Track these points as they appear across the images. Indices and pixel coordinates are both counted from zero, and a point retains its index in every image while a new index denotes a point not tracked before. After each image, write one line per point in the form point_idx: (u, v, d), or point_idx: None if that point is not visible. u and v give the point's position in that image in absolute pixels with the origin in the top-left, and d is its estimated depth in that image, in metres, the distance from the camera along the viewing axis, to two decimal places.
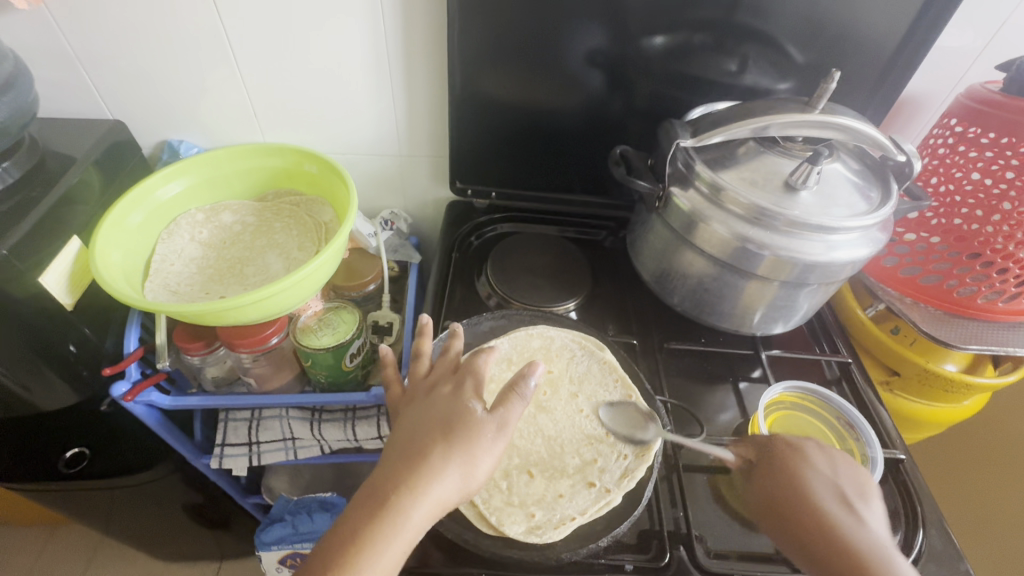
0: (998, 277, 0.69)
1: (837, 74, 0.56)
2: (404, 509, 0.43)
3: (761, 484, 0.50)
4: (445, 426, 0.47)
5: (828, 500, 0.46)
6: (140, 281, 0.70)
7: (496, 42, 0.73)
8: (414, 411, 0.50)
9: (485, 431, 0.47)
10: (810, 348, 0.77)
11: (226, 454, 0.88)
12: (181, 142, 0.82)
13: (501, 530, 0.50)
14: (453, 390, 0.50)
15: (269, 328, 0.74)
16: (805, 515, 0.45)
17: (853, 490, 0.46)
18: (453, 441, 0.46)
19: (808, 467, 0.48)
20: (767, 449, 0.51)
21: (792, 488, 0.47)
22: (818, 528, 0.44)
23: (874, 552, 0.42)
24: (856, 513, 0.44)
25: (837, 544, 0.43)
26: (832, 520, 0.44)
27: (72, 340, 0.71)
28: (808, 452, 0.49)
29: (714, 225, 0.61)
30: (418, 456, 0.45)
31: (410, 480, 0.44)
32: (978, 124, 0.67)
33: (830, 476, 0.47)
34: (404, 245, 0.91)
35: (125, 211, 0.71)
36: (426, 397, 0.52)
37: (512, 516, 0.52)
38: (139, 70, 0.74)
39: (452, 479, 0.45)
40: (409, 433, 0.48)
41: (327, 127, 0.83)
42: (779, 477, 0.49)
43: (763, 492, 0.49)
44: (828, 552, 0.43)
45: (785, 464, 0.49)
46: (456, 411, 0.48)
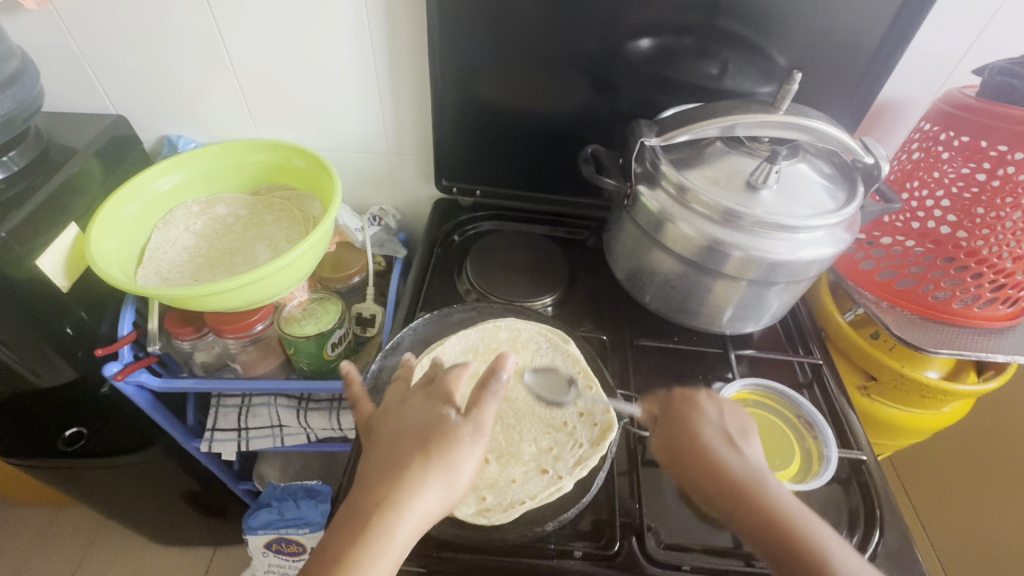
0: (974, 282, 0.69)
1: (799, 76, 0.57)
2: (388, 526, 0.44)
3: (664, 436, 0.55)
4: (422, 437, 0.48)
5: (716, 440, 0.52)
6: (133, 268, 0.74)
7: (479, 44, 0.76)
8: (389, 425, 0.50)
9: (463, 436, 0.48)
10: (784, 349, 0.77)
11: (216, 438, 0.92)
12: (180, 137, 0.87)
13: (451, 512, 0.52)
14: (425, 398, 0.51)
15: (255, 315, 0.78)
16: (698, 453, 0.51)
17: (736, 429, 0.53)
18: (432, 452, 0.46)
19: (699, 414, 0.54)
20: (666, 401, 0.57)
21: (688, 433, 0.53)
22: (707, 464, 0.50)
23: (751, 479, 0.48)
24: (737, 447, 0.51)
25: (722, 476, 0.49)
26: (717, 455, 0.50)
27: (69, 323, 0.75)
28: (702, 402, 0.55)
29: (681, 224, 0.62)
30: (397, 471, 0.45)
31: (391, 497, 0.44)
32: (953, 127, 0.67)
33: (719, 419, 0.54)
34: (391, 241, 0.93)
35: (121, 201, 0.75)
36: (399, 408, 0.51)
37: (464, 499, 0.53)
38: (140, 68, 0.79)
39: (436, 490, 0.45)
40: (386, 447, 0.48)
41: (318, 124, 0.86)
42: (678, 426, 0.54)
43: (662, 440, 0.55)
44: (717, 485, 0.49)
45: (680, 414, 0.55)
46: (432, 419, 0.49)
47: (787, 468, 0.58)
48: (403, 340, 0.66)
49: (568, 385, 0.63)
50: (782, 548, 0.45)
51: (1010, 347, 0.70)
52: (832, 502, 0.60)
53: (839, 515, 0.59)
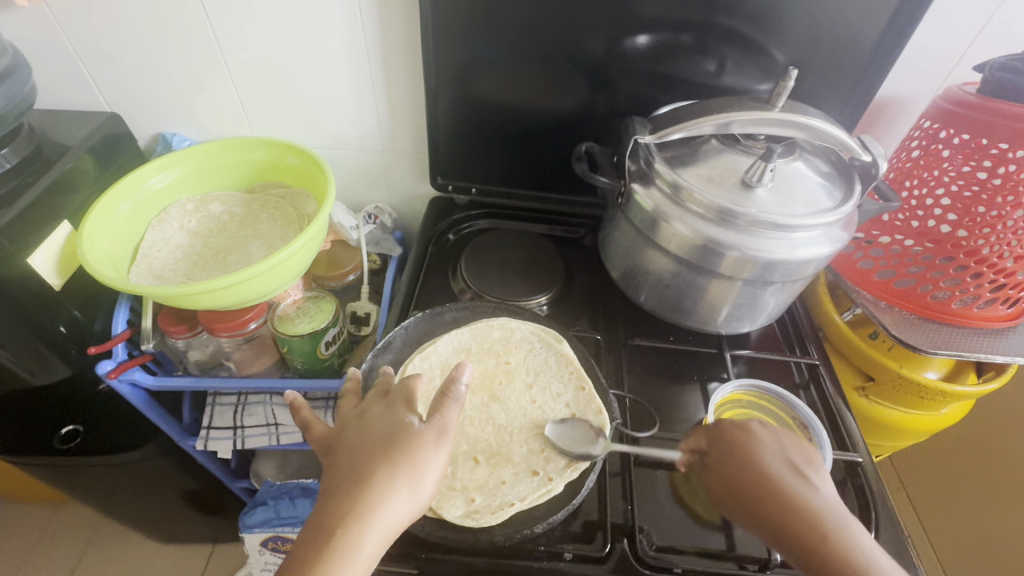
0: (973, 281, 0.68)
1: (794, 73, 0.56)
2: (353, 538, 0.43)
3: (717, 469, 0.50)
4: (384, 445, 0.47)
5: (787, 476, 0.47)
6: (126, 266, 0.74)
7: (474, 41, 0.75)
8: (348, 437, 0.49)
9: (427, 441, 0.47)
10: (781, 349, 0.76)
11: (212, 436, 0.92)
12: (174, 135, 0.86)
13: (439, 513, 0.52)
14: (387, 406, 0.50)
15: (248, 313, 0.77)
16: (767, 490, 0.46)
17: (802, 460, 0.49)
18: (396, 458, 0.46)
19: (760, 443, 0.50)
20: (719, 429, 0.52)
21: (749, 466, 0.49)
22: (779, 502, 0.45)
23: (832, 522, 0.44)
24: (810, 482, 0.47)
25: (799, 516, 0.44)
26: (790, 493, 0.46)
27: (62, 321, 0.75)
28: (758, 430, 0.51)
29: (675, 223, 0.61)
30: (361, 481, 0.45)
31: (355, 509, 0.44)
32: (952, 125, 0.66)
33: (781, 448, 0.50)
34: (386, 239, 0.93)
35: (114, 200, 0.75)
36: (358, 419, 0.50)
37: (452, 500, 0.53)
38: (134, 66, 0.78)
39: (402, 498, 0.45)
40: (348, 459, 0.47)
41: (313, 121, 0.86)
42: (735, 458, 0.50)
43: (720, 474, 0.50)
44: (792, 527, 0.44)
45: (737, 443, 0.50)
46: (394, 426, 0.48)
47: None
48: (395, 340, 0.65)
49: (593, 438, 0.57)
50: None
51: (1010, 348, 0.69)
52: None
53: None
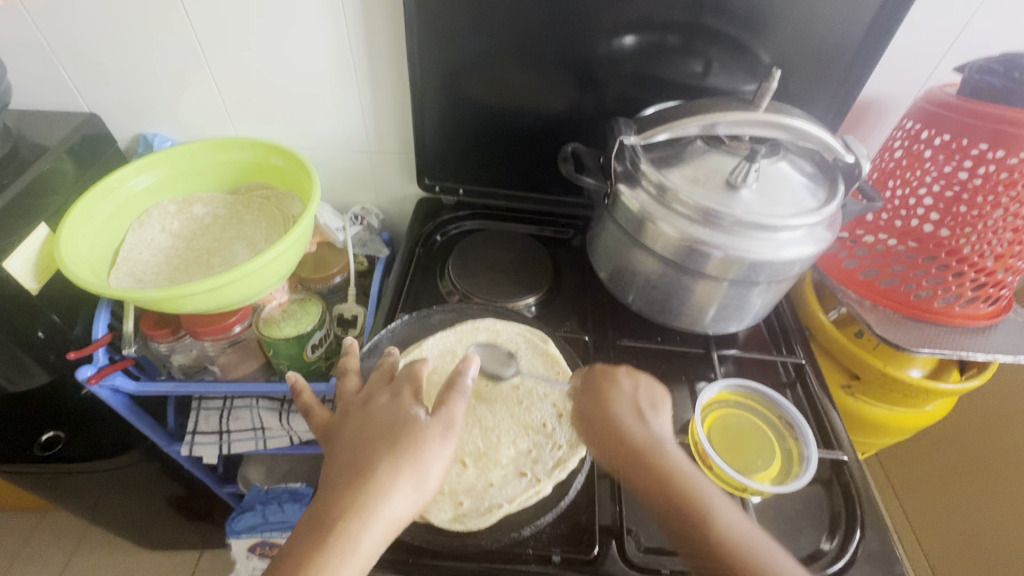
0: (955, 280, 0.69)
1: (778, 73, 0.56)
2: (354, 534, 0.44)
3: (584, 411, 0.55)
4: (389, 438, 0.48)
5: (626, 415, 0.51)
6: (106, 270, 0.73)
7: (458, 40, 0.75)
8: (353, 428, 0.50)
9: (432, 435, 0.48)
10: (768, 349, 0.77)
11: (196, 442, 0.91)
12: (155, 136, 0.85)
13: (427, 518, 0.51)
14: (392, 399, 0.52)
15: (232, 317, 0.76)
16: (607, 427, 0.51)
17: (646, 401, 0.52)
18: (399, 453, 0.47)
19: (613, 389, 0.53)
20: (587, 374, 0.56)
21: (601, 409, 0.53)
22: (615, 438, 0.50)
23: (653, 450, 0.48)
24: (643, 419, 0.50)
25: (621, 446, 0.49)
26: (621, 429, 0.50)
27: (41, 327, 0.73)
28: (615, 374, 0.54)
29: (661, 224, 0.61)
30: (364, 474, 0.46)
31: (357, 503, 0.45)
32: (934, 126, 0.67)
33: (631, 391, 0.53)
34: (374, 240, 0.92)
35: (91, 203, 0.73)
36: (363, 408, 0.52)
37: (440, 504, 0.53)
38: (113, 65, 0.77)
39: (405, 492, 0.46)
40: (353, 450, 0.48)
41: (297, 122, 0.85)
42: (593, 400, 0.54)
43: (579, 414, 0.55)
44: (620, 457, 0.49)
45: (597, 389, 0.54)
46: (399, 419, 0.49)
47: (768, 470, 0.57)
48: (381, 342, 0.65)
49: (507, 360, 0.63)
50: (676, 516, 0.45)
51: (994, 346, 0.70)
52: (812, 503, 0.60)
53: (820, 516, 0.59)
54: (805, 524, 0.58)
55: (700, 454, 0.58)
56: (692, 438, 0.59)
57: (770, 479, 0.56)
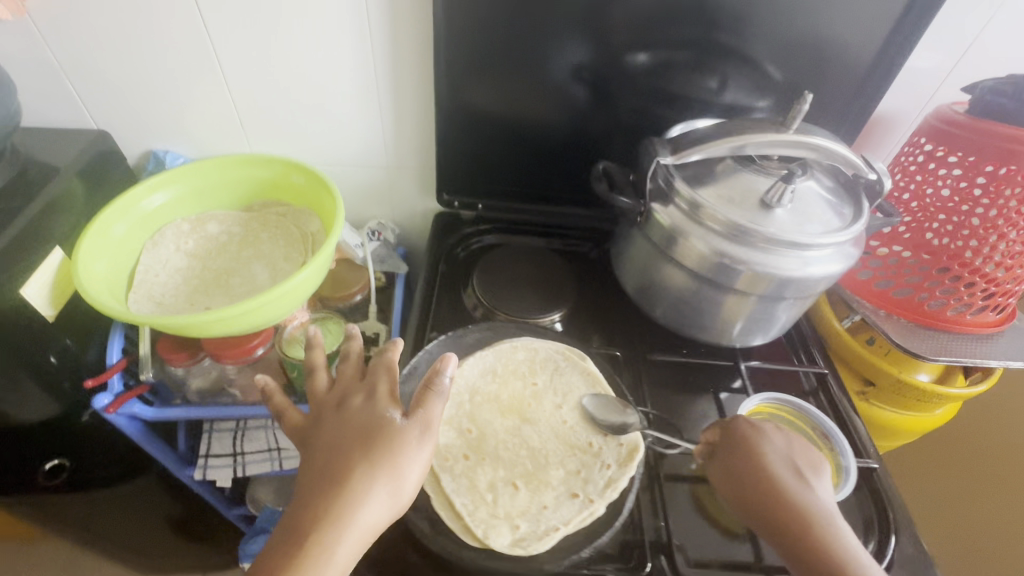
0: (967, 290, 0.72)
1: (810, 96, 0.58)
2: (331, 539, 0.46)
3: (727, 462, 0.54)
4: (364, 442, 0.50)
5: (785, 474, 0.52)
6: (123, 292, 0.71)
7: (479, 57, 0.75)
8: (329, 431, 0.52)
9: (409, 438, 0.51)
10: (789, 358, 0.79)
11: (210, 465, 0.88)
12: (166, 152, 0.82)
13: (487, 543, 0.51)
14: (367, 400, 0.54)
15: (254, 338, 0.75)
16: (766, 483, 0.51)
17: (803, 462, 0.53)
18: (374, 459, 0.49)
19: (769, 445, 0.54)
20: (732, 427, 0.56)
21: (754, 463, 0.53)
22: (774, 494, 0.50)
23: (820, 515, 0.49)
24: (805, 481, 0.51)
25: (786, 505, 0.49)
26: (783, 487, 0.50)
27: (53, 351, 0.70)
28: (768, 431, 0.55)
29: (694, 240, 0.62)
30: (340, 481, 0.48)
31: (333, 511, 0.47)
32: (945, 144, 0.70)
33: (787, 450, 0.54)
34: (392, 256, 0.90)
35: (108, 222, 0.71)
36: (338, 411, 0.54)
37: (498, 528, 0.52)
38: (126, 81, 0.75)
39: (381, 498, 0.48)
40: (327, 455, 0.50)
41: (314, 138, 0.83)
42: (743, 455, 0.54)
43: (724, 466, 0.54)
44: (782, 515, 0.49)
45: (745, 439, 0.55)
46: (375, 423, 0.51)
47: None
48: (419, 364, 0.65)
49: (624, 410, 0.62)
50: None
51: (1002, 352, 0.73)
52: (847, 511, 0.62)
53: (854, 522, 0.61)
54: None
55: None
56: None
57: None
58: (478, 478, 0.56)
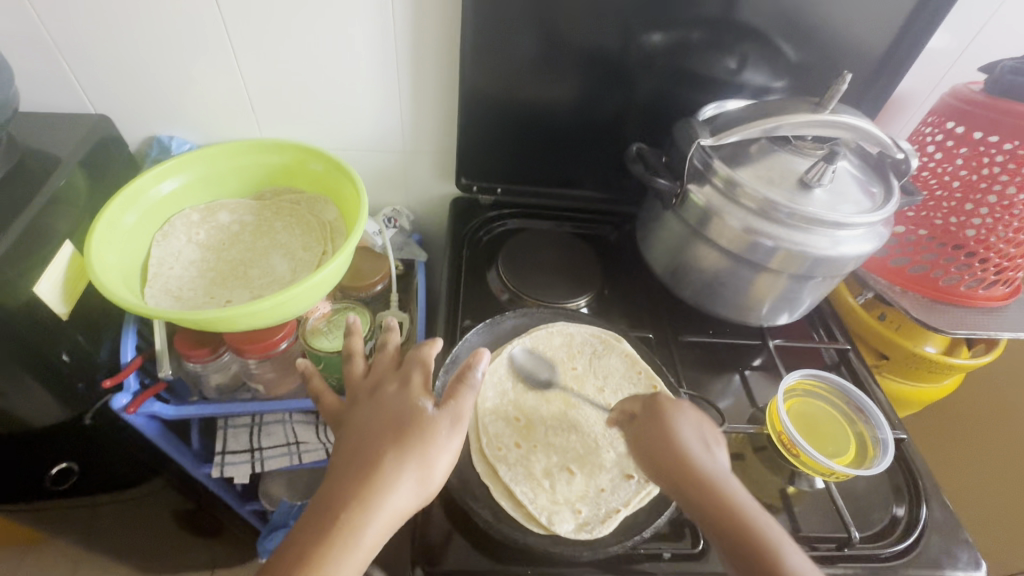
0: (980, 266, 0.75)
1: (849, 76, 0.58)
2: (356, 527, 0.44)
3: (640, 432, 0.52)
4: (395, 430, 0.48)
5: (693, 445, 0.49)
6: (137, 286, 0.67)
7: (498, 38, 0.73)
8: (362, 414, 0.51)
9: (439, 428, 0.49)
10: (809, 335, 0.81)
11: (227, 462, 0.85)
12: (171, 138, 0.79)
13: (553, 530, 0.52)
14: (401, 388, 0.52)
15: (278, 333, 0.72)
16: (672, 453, 0.49)
17: (710, 434, 0.51)
18: (404, 448, 0.47)
19: (679, 416, 0.51)
20: (648, 398, 0.53)
21: (663, 433, 0.50)
22: (680, 464, 0.48)
23: (723, 481, 0.47)
24: (711, 450, 0.49)
25: (692, 474, 0.47)
26: (691, 458, 0.48)
27: (66, 349, 0.67)
28: (680, 403, 0.52)
29: (730, 220, 0.63)
30: (367, 467, 0.46)
31: (361, 493, 0.45)
32: (966, 123, 0.71)
33: (697, 422, 0.52)
34: (409, 244, 0.90)
35: (118, 211, 0.67)
36: (371, 396, 0.53)
37: (561, 514, 0.53)
38: (126, 61, 0.71)
39: (409, 485, 0.46)
40: (357, 440, 0.49)
41: (326, 121, 0.80)
42: (655, 425, 0.51)
43: (637, 436, 0.52)
44: (688, 483, 0.47)
45: (658, 410, 0.52)
46: (406, 412, 0.50)
47: (842, 456, 0.62)
48: (461, 352, 0.65)
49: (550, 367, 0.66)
50: (743, 551, 0.44)
51: (1012, 324, 0.76)
52: (877, 481, 0.64)
53: (885, 491, 0.64)
54: (875, 501, 0.63)
55: (787, 444, 0.63)
56: (776, 430, 0.64)
57: (847, 462, 0.61)
58: (534, 465, 0.57)
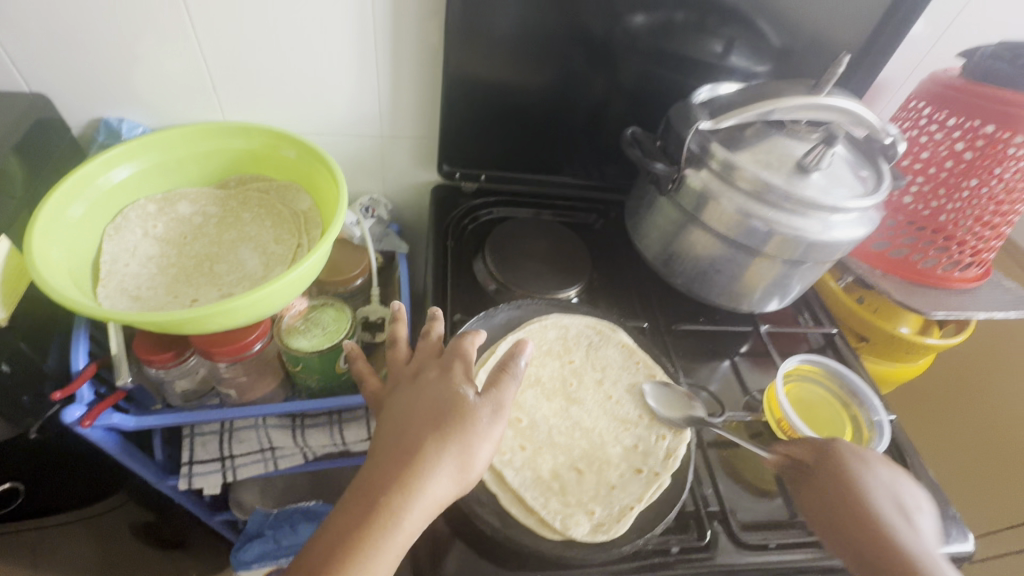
0: (956, 248, 0.78)
1: (847, 57, 0.58)
2: (398, 510, 0.41)
3: (816, 482, 0.51)
4: (436, 415, 0.45)
5: (886, 508, 0.48)
6: (89, 285, 0.60)
7: (479, 13, 0.68)
8: (401, 399, 0.48)
9: (479, 417, 0.46)
10: (795, 321, 0.82)
11: (195, 473, 0.77)
12: (121, 121, 0.71)
13: (568, 534, 0.50)
14: (441, 371, 0.49)
15: (251, 333, 0.67)
16: (859, 512, 0.47)
17: (911, 504, 0.49)
18: (447, 433, 0.44)
19: (868, 474, 0.50)
20: (824, 451, 0.53)
21: (845, 490, 0.49)
22: (872, 530, 0.46)
23: (928, 560, 0.44)
24: (915, 528, 0.46)
25: (891, 550, 0.45)
26: (889, 533, 0.46)
27: (6, 358, 0.59)
28: (870, 459, 0.51)
29: (724, 203, 0.61)
30: (409, 451, 0.43)
31: (402, 477, 0.42)
32: (945, 108, 0.73)
33: (891, 485, 0.49)
34: (388, 234, 0.85)
35: (63, 203, 0.60)
36: (411, 382, 0.49)
37: (575, 518, 0.51)
38: (63, 35, 0.63)
39: (448, 473, 0.43)
40: (397, 424, 0.46)
41: (297, 105, 0.74)
42: (832, 478, 0.50)
43: (812, 493, 0.51)
44: (870, 550, 0.45)
45: (840, 467, 0.51)
46: (445, 399, 0.46)
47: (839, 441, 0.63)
48: None
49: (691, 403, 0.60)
50: None
51: (986, 303, 0.79)
52: None
53: None
54: None
55: (786, 430, 0.62)
56: (775, 417, 0.63)
57: None
58: (541, 467, 0.55)
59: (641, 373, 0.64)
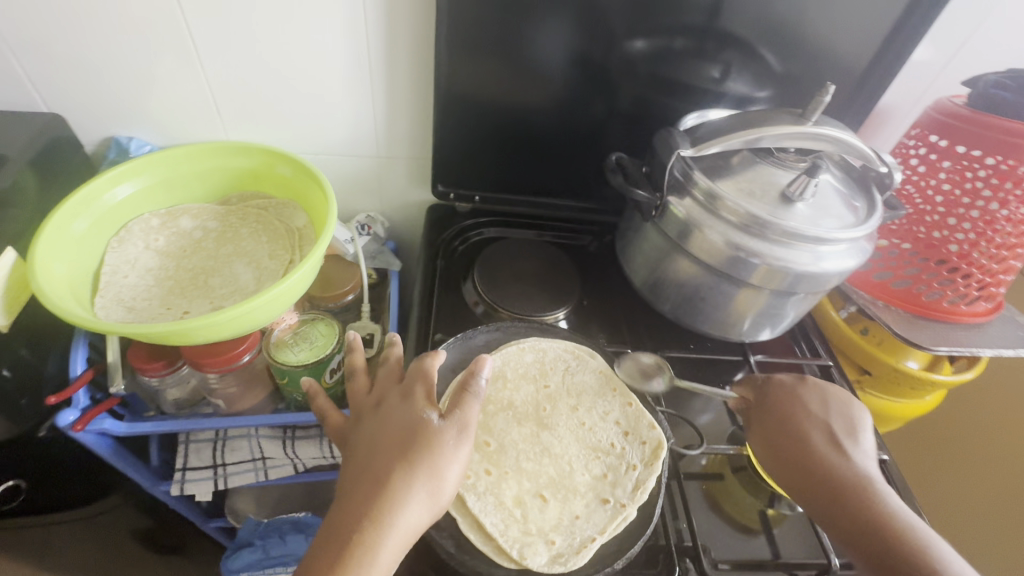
0: (963, 281, 0.74)
1: (832, 88, 0.57)
2: (373, 545, 0.41)
3: (765, 414, 0.59)
4: (403, 443, 0.45)
5: (819, 439, 0.55)
6: (88, 295, 0.63)
7: (475, 39, 0.70)
8: (366, 432, 0.48)
9: (445, 440, 0.46)
10: (791, 350, 0.81)
11: (188, 479, 0.79)
12: (130, 140, 0.75)
13: (524, 564, 0.49)
14: (403, 398, 0.49)
15: (240, 345, 0.69)
16: (797, 441, 0.55)
17: (843, 430, 0.55)
18: (415, 460, 0.44)
19: (803, 411, 0.57)
20: (767, 392, 0.61)
21: (785, 424, 0.57)
22: (806, 458, 0.54)
23: (861, 481, 0.51)
24: (844, 451, 0.53)
25: (823, 476, 0.52)
26: (822, 457, 0.53)
27: (7, 364, 0.63)
28: (804, 394, 0.59)
29: (710, 233, 0.60)
30: (378, 483, 0.43)
31: (372, 510, 0.42)
32: (946, 136, 0.71)
33: (825, 416, 0.57)
34: (382, 251, 0.87)
35: (68, 218, 0.63)
36: (375, 411, 0.49)
37: (534, 547, 0.51)
38: (80, 60, 0.67)
39: (420, 501, 0.44)
40: (363, 457, 0.45)
41: (298, 125, 0.77)
42: (774, 416, 0.59)
43: (760, 429, 0.59)
44: (804, 473, 0.53)
45: (780, 405, 0.59)
46: (410, 425, 0.46)
47: None
48: None
49: (653, 372, 0.69)
50: (876, 538, 0.47)
51: (993, 339, 0.75)
52: None
53: None
54: None
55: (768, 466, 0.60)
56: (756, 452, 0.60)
57: None
58: (504, 493, 0.55)
59: (618, 400, 0.64)
